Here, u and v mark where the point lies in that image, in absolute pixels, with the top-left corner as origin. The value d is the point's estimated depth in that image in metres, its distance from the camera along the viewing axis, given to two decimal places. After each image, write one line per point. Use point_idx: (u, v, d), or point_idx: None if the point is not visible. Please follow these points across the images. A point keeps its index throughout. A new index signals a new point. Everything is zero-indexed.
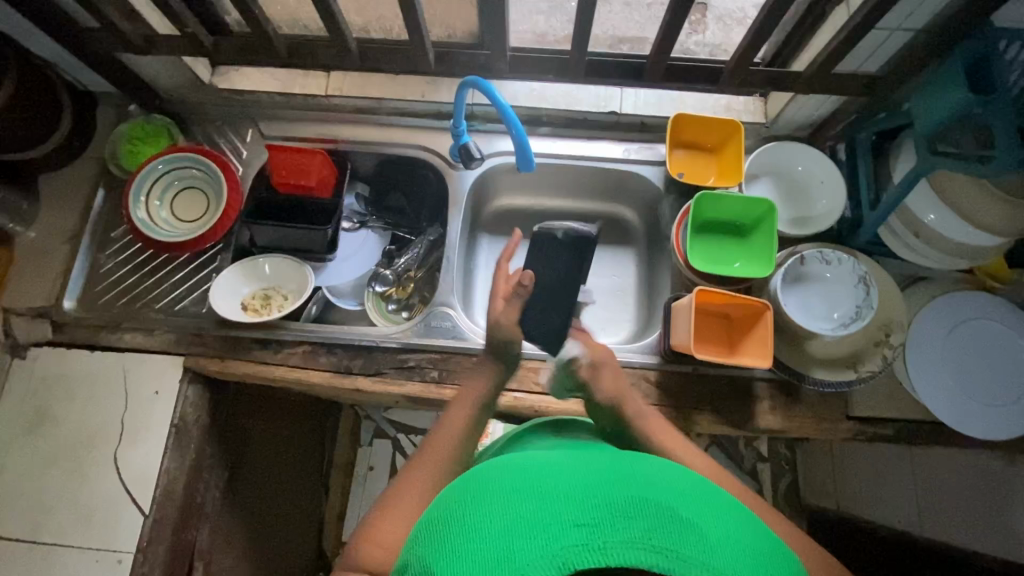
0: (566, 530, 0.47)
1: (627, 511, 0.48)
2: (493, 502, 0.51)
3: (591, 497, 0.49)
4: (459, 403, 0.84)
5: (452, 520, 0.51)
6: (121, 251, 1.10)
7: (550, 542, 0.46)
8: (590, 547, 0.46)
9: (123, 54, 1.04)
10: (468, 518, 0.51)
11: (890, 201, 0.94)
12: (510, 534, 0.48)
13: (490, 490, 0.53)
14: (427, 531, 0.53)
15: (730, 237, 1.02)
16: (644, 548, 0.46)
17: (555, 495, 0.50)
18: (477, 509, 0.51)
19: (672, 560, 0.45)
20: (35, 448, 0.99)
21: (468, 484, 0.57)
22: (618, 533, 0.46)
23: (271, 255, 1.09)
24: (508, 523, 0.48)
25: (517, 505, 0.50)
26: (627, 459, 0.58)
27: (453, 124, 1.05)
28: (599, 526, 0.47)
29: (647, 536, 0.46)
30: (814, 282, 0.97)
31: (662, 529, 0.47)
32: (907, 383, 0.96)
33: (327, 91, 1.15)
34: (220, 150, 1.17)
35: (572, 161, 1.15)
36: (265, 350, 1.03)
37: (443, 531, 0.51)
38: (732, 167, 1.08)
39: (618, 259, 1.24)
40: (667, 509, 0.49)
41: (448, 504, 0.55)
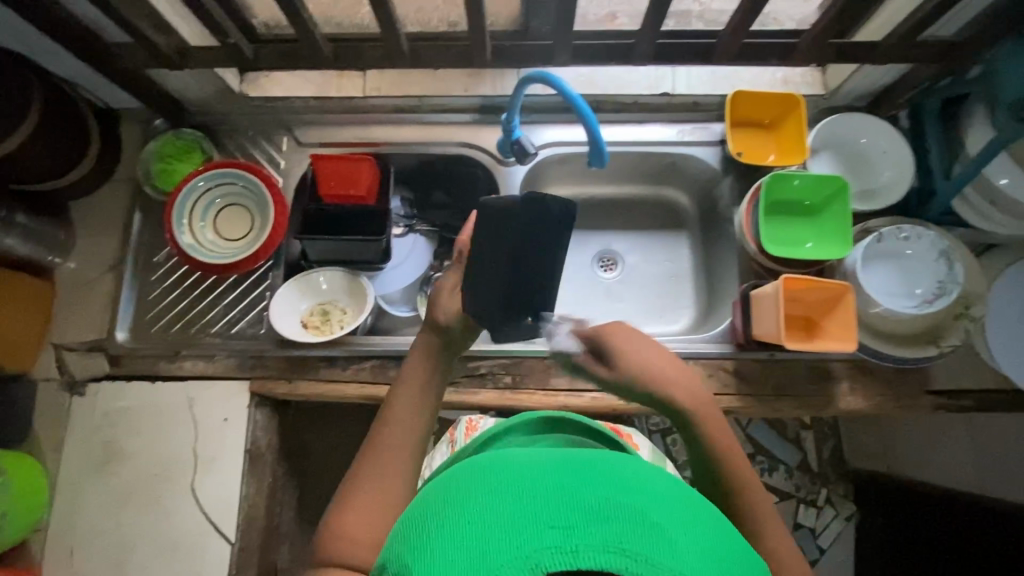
0: (539, 532, 0.43)
1: (604, 514, 0.44)
2: (469, 501, 0.47)
3: (572, 495, 0.46)
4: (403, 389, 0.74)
5: (427, 518, 0.48)
6: (167, 276, 1.07)
7: (520, 544, 0.42)
8: (563, 549, 0.42)
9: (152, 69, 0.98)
10: (439, 518, 0.47)
11: (966, 173, 0.91)
12: (479, 535, 0.44)
13: (467, 488, 0.49)
14: (404, 525, 0.50)
15: (801, 216, 0.99)
16: (619, 554, 0.41)
17: (532, 494, 0.46)
18: (454, 507, 0.48)
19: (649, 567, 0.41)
20: (108, 484, 0.97)
21: (443, 485, 0.52)
22: (594, 538, 0.42)
23: (326, 269, 1.05)
24: (484, 520, 0.45)
25: (491, 503, 0.46)
26: (613, 457, 0.54)
27: (504, 119, 1.01)
28: (574, 528, 0.43)
29: (622, 541, 0.42)
30: (893, 258, 0.95)
31: (639, 532, 0.43)
32: (988, 354, 0.96)
33: (365, 92, 1.12)
34: (257, 161, 1.12)
35: (623, 147, 1.12)
36: (333, 368, 1.01)
37: (416, 530, 0.48)
38: (795, 144, 1.04)
39: (671, 244, 1.22)
40: (646, 513, 0.45)
41: (424, 501, 0.51)
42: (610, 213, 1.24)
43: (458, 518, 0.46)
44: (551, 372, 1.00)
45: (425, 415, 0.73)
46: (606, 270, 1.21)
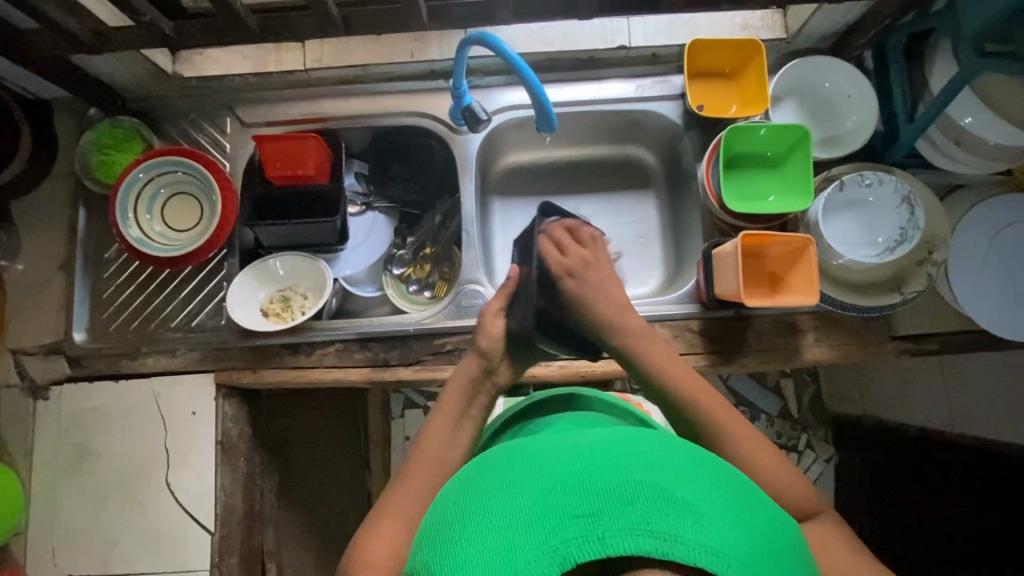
0: (569, 522, 0.54)
1: (625, 499, 0.55)
2: (508, 502, 0.58)
3: (593, 487, 0.56)
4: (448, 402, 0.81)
5: (471, 520, 0.58)
6: (120, 273, 1.04)
7: (554, 538, 0.53)
8: (592, 535, 0.53)
9: (73, 55, 0.93)
10: (479, 518, 0.58)
11: (927, 114, 0.89)
12: (522, 531, 0.55)
13: (502, 490, 0.60)
14: (446, 528, 0.61)
15: (764, 171, 0.97)
16: (641, 534, 0.52)
17: (560, 488, 0.57)
18: (494, 509, 0.58)
19: (667, 542, 0.51)
20: (83, 485, 0.97)
21: (474, 484, 0.64)
22: (619, 524, 0.53)
23: (281, 254, 1.03)
24: (520, 519, 0.56)
25: (526, 502, 0.57)
26: (625, 445, 0.64)
27: (453, 85, 0.96)
28: (598, 516, 0.54)
29: (645, 521, 0.53)
30: (855, 207, 0.93)
31: (656, 513, 0.54)
32: (952, 298, 0.95)
33: (307, 64, 1.04)
34: (202, 146, 1.08)
35: (582, 106, 1.08)
36: (297, 355, 1.00)
37: (460, 531, 0.58)
38: (756, 94, 1.01)
39: (637, 205, 1.20)
40: (662, 494, 0.55)
41: (460, 501, 0.62)
42: (574, 176, 1.22)
43: (498, 515, 0.57)
44: None
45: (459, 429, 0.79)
46: None
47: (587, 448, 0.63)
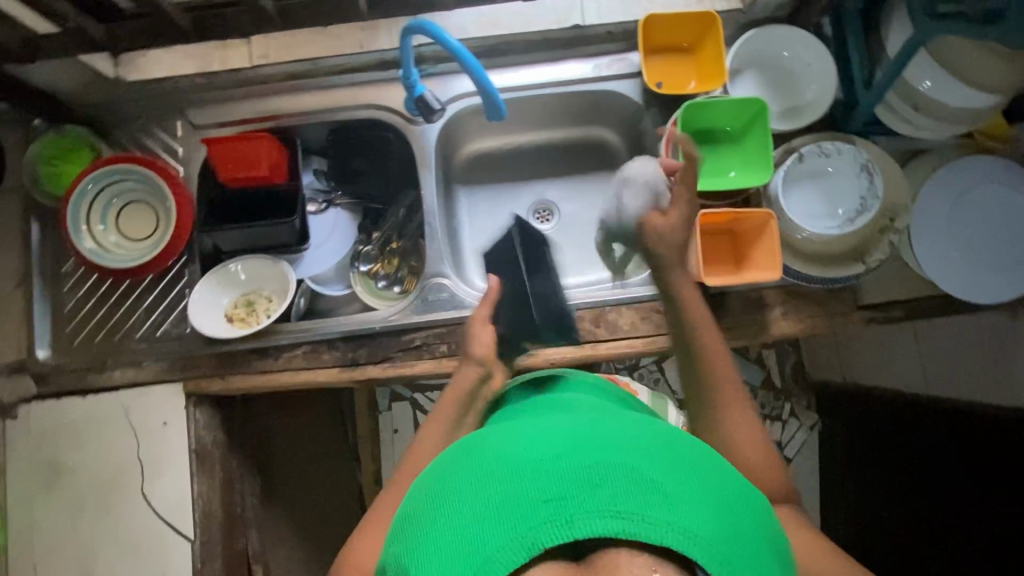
0: (537, 507, 0.55)
1: (594, 481, 0.55)
2: (476, 487, 0.58)
3: (564, 472, 0.56)
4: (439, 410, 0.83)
5: (439, 507, 0.58)
6: (79, 286, 1.02)
7: (526, 525, 0.54)
8: (560, 521, 0.54)
9: (8, 66, 0.90)
10: (450, 508, 0.57)
11: (884, 81, 0.88)
12: (489, 518, 0.55)
13: (469, 475, 0.59)
14: (412, 517, 0.60)
15: (723, 146, 0.96)
16: (609, 517, 0.54)
17: (528, 472, 0.57)
18: (461, 495, 0.58)
19: (635, 523, 0.53)
20: (59, 501, 0.97)
21: (444, 471, 0.63)
22: (588, 508, 0.54)
23: (241, 258, 1.02)
24: (488, 505, 0.56)
25: (493, 488, 0.57)
26: (596, 425, 0.64)
27: (403, 75, 0.93)
28: (567, 501, 0.55)
29: (613, 504, 0.54)
30: (816, 178, 0.93)
31: (626, 496, 0.54)
32: (916, 265, 0.95)
33: (253, 61, 1.02)
34: (153, 151, 1.05)
35: (539, 89, 1.06)
36: (265, 359, 0.99)
37: (427, 519, 0.58)
38: (713, 68, 0.99)
39: (604, 186, 1.19)
40: (633, 475, 0.56)
41: (430, 489, 0.62)
42: (539, 160, 1.21)
43: (467, 500, 0.57)
44: None
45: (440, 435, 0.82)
46: (542, 221, 1.19)
47: (558, 431, 0.63)
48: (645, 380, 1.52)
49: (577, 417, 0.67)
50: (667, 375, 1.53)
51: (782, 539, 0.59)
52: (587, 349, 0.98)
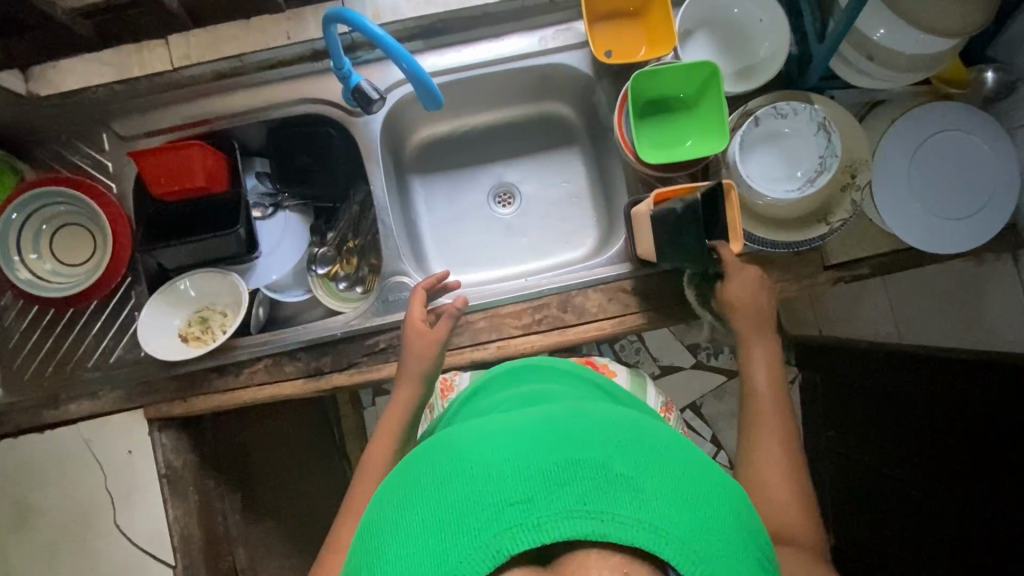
0: (500, 513, 0.49)
1: (560, 479, 0.50)
2: (433, 496, 0.52)
3: (527, 470, 0.51)
4: (388, 419, 0.82)
5: (395, 521, 0.53)
6: (22, 319, 0.97)
7: (487, 531, 0.49)
8: (524, 525, 0.49)
9: None
10: (407, 517, 0.52)
11: (835, 33, 0.84)
12: (447, 528, 0.50)
13: (426, 483, 0.54)
14: (368, 533, 0.55)
15: (677, 115, 0.93)
16: (577, 517, 0.49)
17: (488, 475, 0.52)
18: (417, 506, 0.52)
19: (605, 523, 0.48)
20: (31, 541, 0.94)
21: (403, 476, 0.58)
22: (553, 509, 0.49)
23: (190, 274, 0.98)
24: (447, 515, 0.51)
25: (452, 496, 0.52)
26: (565, 416, 0.59)
27: (335, 66, 0.87)
28: (532, 503, 0.50)
29: (580, 504, 0.49)
30: (774, 141, 0.90)
31: (595, 493, 0.50)
32: (878, 220, 0.94)
33: (175, 63, 0.95)
34: (81, 169, 0.99)
35: (484, 68, 1.00)
36: (226, 376, 0.96)
37: (382, 535, 0.53)
38: (663, 31, 0.95)
39: (564, 163, 1.15)
40: (601, 470, 0.51)
41: (389, 496, 0.57)
42: (494, 142, 1.16)
43: (424, 511, 0.52)
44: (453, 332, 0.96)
45: (407, 439, 0.81)
46: (503, 205, 1.16)
47: (525, 425, 0.58)
48: (626, 352, 1.52)
49: (547, 409, 0.62)
50: (647, 344, 1.53)
51: (761, 530, 0.55)
52: (556, 335, 0.96)
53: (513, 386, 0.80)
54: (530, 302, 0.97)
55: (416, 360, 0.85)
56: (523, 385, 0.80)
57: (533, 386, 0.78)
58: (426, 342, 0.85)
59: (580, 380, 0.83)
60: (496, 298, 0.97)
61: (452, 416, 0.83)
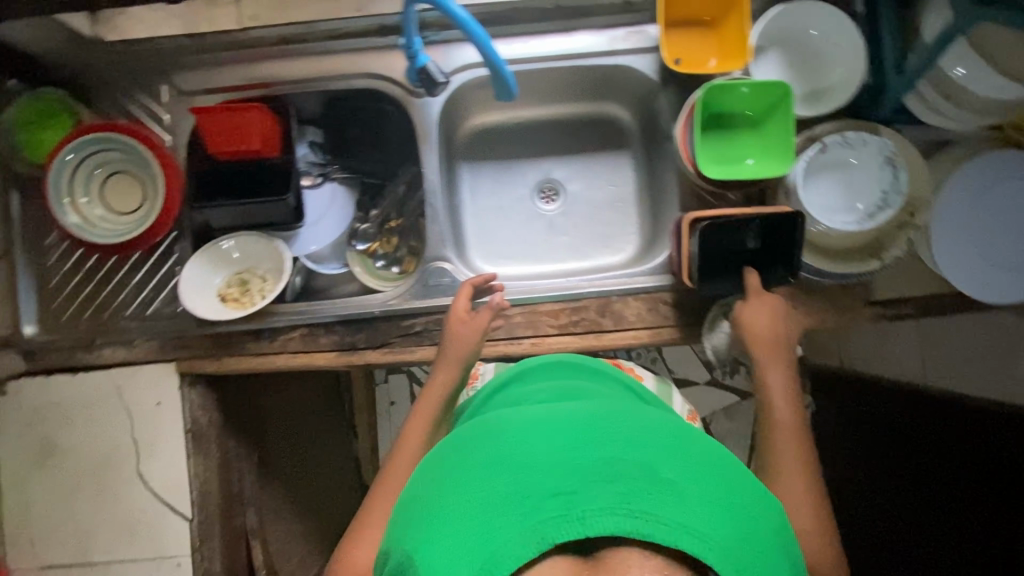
0: (544, 503, 0.49)
1: (604, 476, 0.50)
2: (475, 479, 0.52)
3: (571, 464, 0.52)
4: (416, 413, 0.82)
5: (436, 500, 0.53)
6: (65, 260, 0.98)
7: (532, 519, 0.49)
8: (568, 517, 0.49)
9: None
10: (447, 495, 0.52)
11: (917, 66, 0.82)
12: (491, 512, 0.50)
13: (468, 466, 0.54)
14: (409, 510, 0.55)
15: (740, 132, 0.92)
16: (621, 515, 0.48)
17: (534, 465, 0.52)
18: (460, 487, 0.52)
19: (648, 522, 0.48)
20: (53, 479, 0.96)
21: (444, 459, 0.58)
22: (598, 503, 0.49)
23: (233, 234, 0.98)
24: (491, 499, 0.50)
25: (496, 481, 0.52)
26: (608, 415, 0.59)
27: (405, 43, 0.86)
28: (576, 496, 0.49)
29: (624, 503, 0.49)
30: (838, 170, 0.89)
31: (638, 492, 0.50)
32: (931, 262, 0.93)
33: (243, 23, 0.97)
34: (137, 119, 0.99)
35: (549, 62, 0.99)
36: (260, 341, 0.97)
37: (423, 513, 0.53)
38: (736, 44, 0.93)
39: (613, 167, 1.14)
40: (644, 471, 0.51)
41: (429, 475, 0.57)
42: (545, 137, 1.15)
43: (466, 492, 0.52)
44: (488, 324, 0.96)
45: (438, 424, 0.82)
46: (547, 201, 1.15)
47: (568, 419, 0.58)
48: (643, 361, 1.52)
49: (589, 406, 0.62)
50: (664, 355, 1.52)
51: (795, 549, 0.54)
52: (591, 339, 0.95)
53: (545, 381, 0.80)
54: (569, 303, 0.97)
55: (456, 345, 0.86)
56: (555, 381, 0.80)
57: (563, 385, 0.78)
58: (467, 328, 0.87)
59: (613, 382, 0.82)
60: (535, 295, 0.97)
61: (480, 405, 0.83)
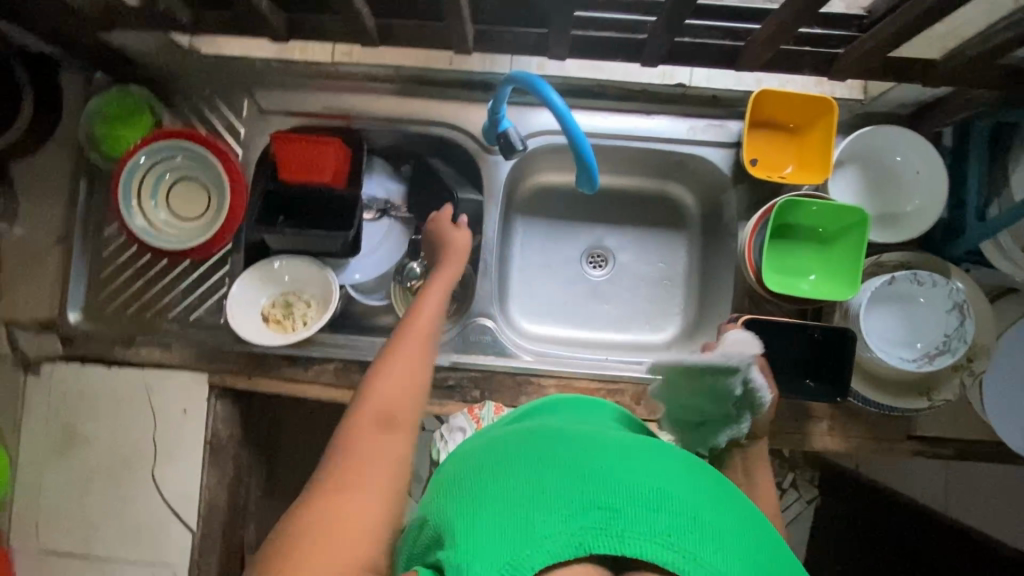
0: (586, 510, 0.46)
1: (651, 502, 0.47)
2: (519, 473, 0.50)
3: (619, 482, 0.48)
4: (373, 384, 0.67)
5: (478, 482, 0.50)
6: (120, 254, 0.99)
7: (573, 520, 0.45)
8: (607, 532, 0.45)
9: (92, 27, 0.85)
10: (490, 481, 0.50)
11: (1003, 218, 0.80)
12: (530, 502, 0.47)
13: (515, 458, 0.52)
14: (448, 489, 0.53)
15: (808, 245, 0.91)
16: (661, 545, 0.44)
17: (582, 473, 0.49)
18: (504, 474, 0.50)
19: (686, 559, 0.44)
20: (67, 468, 0.96)
21: (488, 450, 0.55)
22: (641, 526, 0.45)
23: (288, 257, 0.98)
24: (534, 490, 0.48)
25: (543, 479, 0.49)
26: (660, 449, 0.55)
27: (491, 107, 0.87)
28: (620, 512, 0.46)
29: (667, 533, 0.45)
30: (902, 303, 0.87)
31: (681, 527, 0.46)
32: (980, 408, 0.90)
33: (334, 58, 0.98)
34: (214, 128, 1.00)
35: (627, 140, 0.99)
36: (294, 366, 0.97)
37: (462, 494, 0.50)
38: (817, 157, 0.93)
39: (667, 246, 1.13)
40: (691, 509, 0.47)
41: (468, 463, 0.55)
42: (605, 203, 1.14)
43: (509, 482, 0.49)
44: (521, 390, 0.95)
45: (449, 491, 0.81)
46: (595, 267, 1.14)
47: (619, 445, 0.54)
48: None
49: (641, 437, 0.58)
50: None
51: None
52: None
53: (589, 409, 0.73)
54: (605, 383, 0.95)
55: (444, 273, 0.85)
56: (595, 410, 0.73)
57: (616, 414, 0.74)
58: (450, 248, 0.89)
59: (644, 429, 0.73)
60: (574, 369, 0.96)
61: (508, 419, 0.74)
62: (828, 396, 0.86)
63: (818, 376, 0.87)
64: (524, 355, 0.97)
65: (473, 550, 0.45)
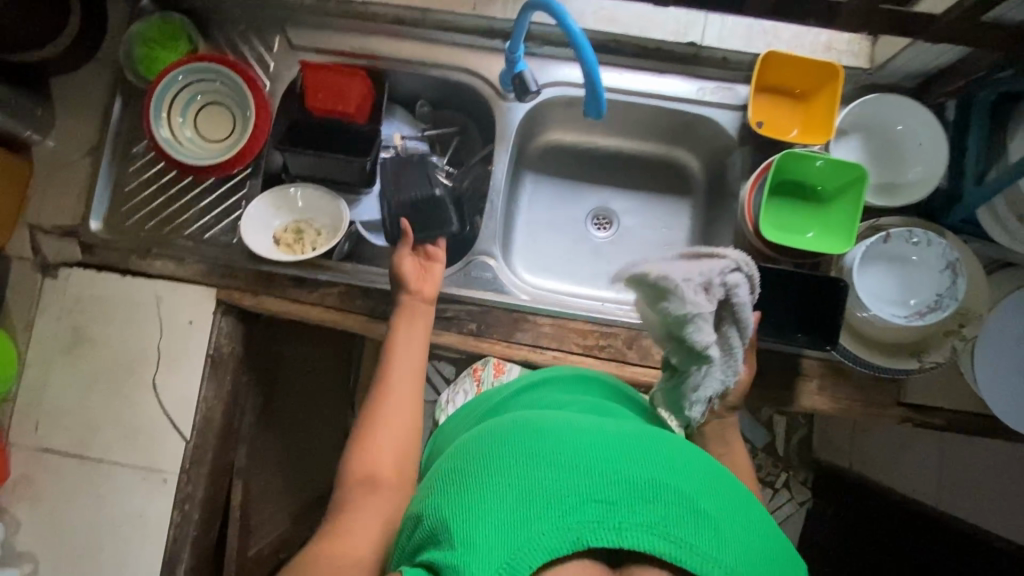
0: (582, 506, 0.45)
1: (646, 492, 0.46)
2: (512, 466, 0.49)
3: (614, 474, 0.47)
4: (360, 447, 0.77)
5: (471, 478, 0.49)
6: (145, 170, 1.04)
7: (569, 516, 0.45)
8: (605, 525, 0.44)
9: None
10: (484, 477, 0.49)
11: (997, 182, 0.82)
12: (526, 499, 0.46)
13: (507, 449, 0.50)
14: (442, 486, 0.52)
15: (808, 205, 0.93)
16: (658, 535, 0.44)
17: (576, 465, 0.48)
18: (499, 468, 0.49)
19: (681, 548, 0.44)
20: (73, 369, 0.99)
21: (480, 441, 0.54)
22: (638, 518, 0.45)
23: (305, 185, 1.02)
24: (528, 486, 0.47)
25: (536, 472, 0.47)
26: (653, 431, 0.55)
27: (508, 47, 0.91)
28: (618, 506, 0.45)
29: (665, 524, 0.45)
30: (897, 263, 0.89)
31: (678, 517, 0.45)
32: (970, 378, 0.91)
33: None
34: (246, 59, 1.06)
35: (637, 97, 1.03)
36: (299, 288, 1.00)
37: (456, 490, 0.49)
38: (822, 121, 0.96)
39: (672, 211, 1.16)
40: (686, 498, 0.47)
41: (459, 457, 0.54)
42: (613, 167, 1.18)
43: (504, 477, 0.48)
44: (517, 327, 0.98)
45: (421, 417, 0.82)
46: (600, 228, 1.17)
47: (609, 428, 0.53)
48: None
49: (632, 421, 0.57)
50: None
51: None
52: (612, 367, 0.96)
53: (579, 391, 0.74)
54: (600, 327, 0.97)
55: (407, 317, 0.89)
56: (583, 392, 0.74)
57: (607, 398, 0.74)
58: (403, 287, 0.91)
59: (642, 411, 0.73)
60: (570, 310, 0.98)
61: (504, 399, 0.75)
62: (815, 346, 0.88)
63: (807, 326, 0.88)
64: (521, 295, 0.99)
65: (470, 547, 0.44)
